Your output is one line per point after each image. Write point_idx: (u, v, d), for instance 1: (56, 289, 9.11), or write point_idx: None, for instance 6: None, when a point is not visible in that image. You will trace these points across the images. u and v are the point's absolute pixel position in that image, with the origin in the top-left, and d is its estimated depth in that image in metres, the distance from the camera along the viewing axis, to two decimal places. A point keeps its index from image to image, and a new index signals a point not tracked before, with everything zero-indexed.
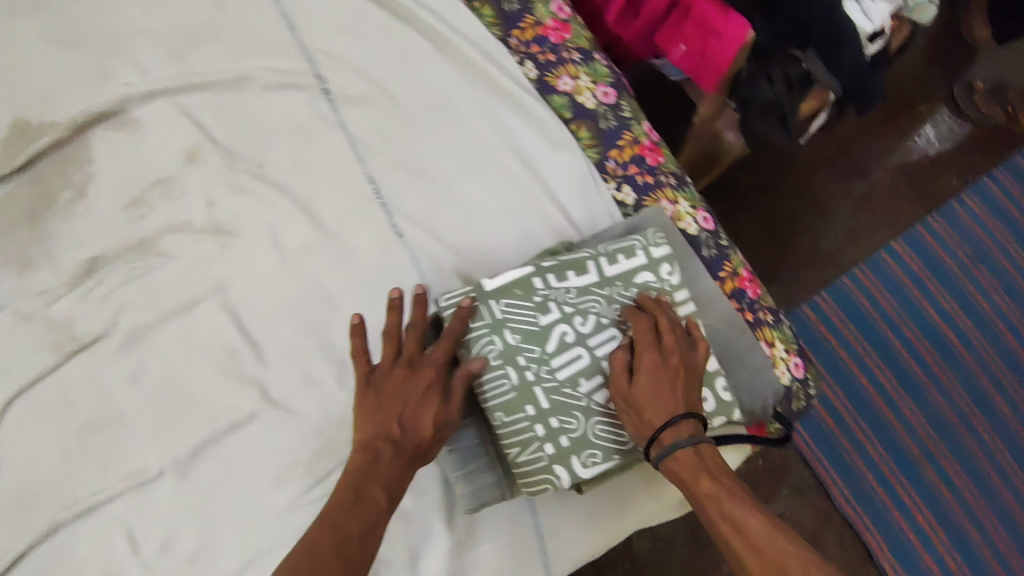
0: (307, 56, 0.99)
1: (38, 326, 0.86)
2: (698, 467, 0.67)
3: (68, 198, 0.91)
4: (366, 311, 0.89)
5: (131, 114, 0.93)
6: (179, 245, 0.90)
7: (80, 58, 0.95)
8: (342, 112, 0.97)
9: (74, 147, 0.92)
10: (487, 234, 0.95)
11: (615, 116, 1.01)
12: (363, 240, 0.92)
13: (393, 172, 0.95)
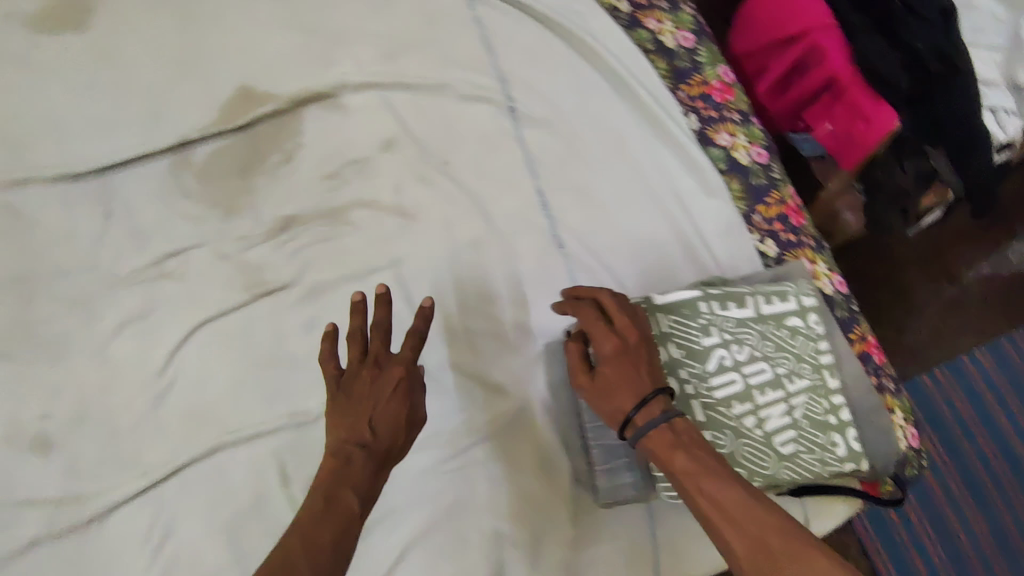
0: (499, 75, 1.10)
1: (234, 267, 0.96)
2: (669, 444, 0.69)
3: (277, 161, 1.02)
4: (520, 308, 0.97)
5: (343, 100, 1.05)
6: (364, 217, 0.99)
7: (306, 44, 1.08)
8: (522, 128, 1.07)
9: (289, 118, 1.04)
10: (638, 259, 1.02)
11: (766, 177, 1.10)
12: (525, 244, 1.01)
13: (559, 189, 1.05)
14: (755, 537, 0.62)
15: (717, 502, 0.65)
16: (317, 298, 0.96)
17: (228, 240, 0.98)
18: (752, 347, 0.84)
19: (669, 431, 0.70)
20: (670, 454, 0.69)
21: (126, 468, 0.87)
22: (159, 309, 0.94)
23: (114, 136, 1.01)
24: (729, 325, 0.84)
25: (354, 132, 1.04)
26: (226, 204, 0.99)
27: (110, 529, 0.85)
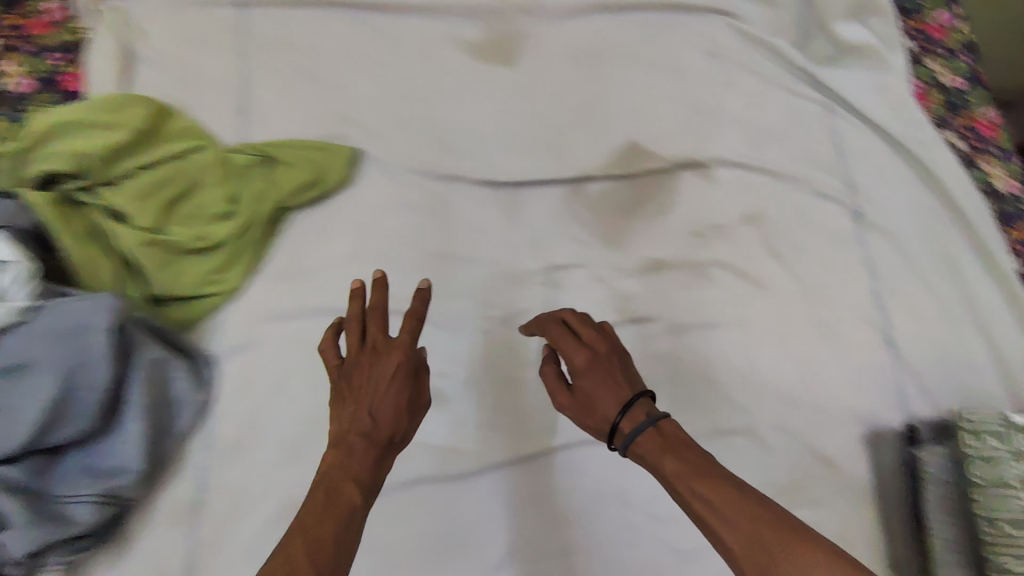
0: (749, 72, 0.91)
1: (397, 241, 0.79)
2: (655, 437, 0.55)
3: (465, 126, 0.85)
4: (753, 352, 0.77)
5: (553, 71, 0.88)
6: (567, 211, 0.82)
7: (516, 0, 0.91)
8: (776, 139, 0.88)
9: (485, 81, 0.87)
10: (915, 316, 0.82)
11: (1016, 207, 0.90)
12: (770, 276, 0.81)
13: (820, 218, 0.85)
14: (335, 550, 0.49)
15: (331, 492, 0.52)
16: (518, 262, 0.80)
17: (418, 175, 0.82)
18: None
19: (648, 434, 0.55)
20: (339, 459, 0.54)
21: (251, 426, 0.71)
22: (297, 274, 0.77)
23: (393, 74, 0.87)
24: None
25: (626, 95, 0.88)
26: (430, 138, 0.84)
27: (196, 535, 0.67)
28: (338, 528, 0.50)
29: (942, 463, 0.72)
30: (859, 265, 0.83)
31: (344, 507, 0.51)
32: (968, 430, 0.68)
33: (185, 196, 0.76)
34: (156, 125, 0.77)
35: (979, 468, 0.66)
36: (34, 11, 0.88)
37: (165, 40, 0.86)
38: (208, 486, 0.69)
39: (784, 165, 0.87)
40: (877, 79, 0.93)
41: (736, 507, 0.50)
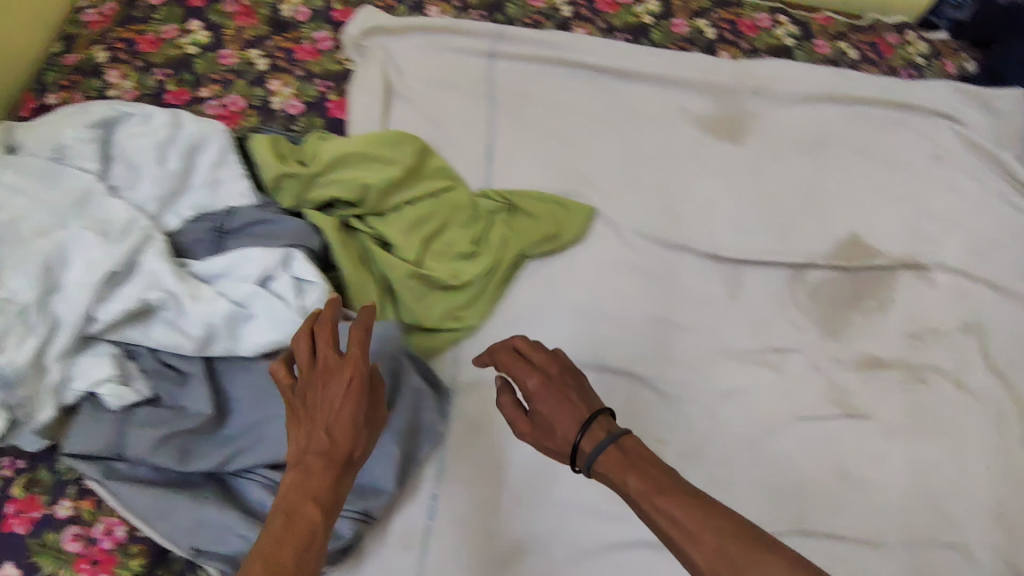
0: (968, 180, 0.93)
1: (624, 302, 0.82)
2: (619, 456, 0.54)
3: (689, 200, 0.89)
4: (966, 464, 0.78)
5: (773, 157, 0.92)
6: (785, 295, 0.85)
7: (744, 83, 0.95)
8: (994, 248, 0.89)
9: (711, 158, 0.91)
10: None
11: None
12: (985, 388, 0.81)
13: None
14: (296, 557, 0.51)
15: (290, 515, 0.52)
16: (737, 338, 0.82)
17: (648, 239, 0.85)
18: None
19: (615, 453, 0.55)
20: (298, 481, 0.54)
21: (480, 462, 0.75)
22: (532, 321, 0.81)
23: (628, 138, 0.91)
24: None
25: (849, 187, 0.91)
26: (662, 207, 0.87)
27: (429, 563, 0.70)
28: (317, 536, 0.53)
29: None
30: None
31: (308, 528, 0.52)
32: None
33: (436, 234, 0.81)
34: (418, 163, 0.83)
35: None
36: (302, 37, 0.93)
37: (419, 79, 0.92)
38: (435, 514, 0.72)
39: (1004, 278, 0.87)
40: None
41: (725, 537, 0.49)
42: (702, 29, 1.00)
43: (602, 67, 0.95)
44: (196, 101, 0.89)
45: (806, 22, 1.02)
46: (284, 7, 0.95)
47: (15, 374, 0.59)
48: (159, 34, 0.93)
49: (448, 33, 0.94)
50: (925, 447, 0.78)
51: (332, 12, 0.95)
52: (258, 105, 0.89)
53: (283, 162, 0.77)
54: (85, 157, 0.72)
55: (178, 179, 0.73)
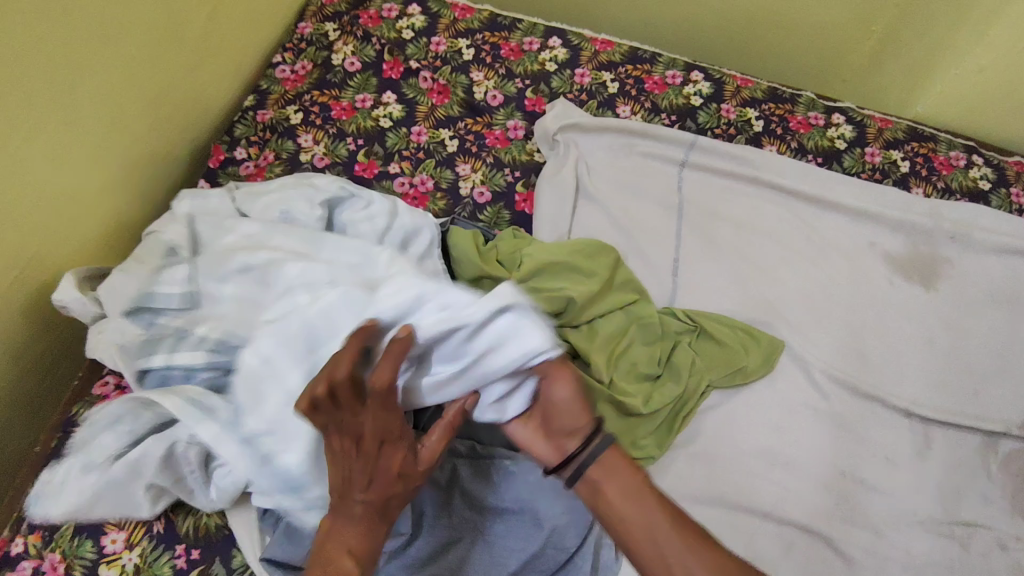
0: None
1: (807, 449, 0.78)
2: (617, 463, 0.59)
3: (877, 345, 0.85)
4: None
5: (966, 308, 0.88)
6: (979, 463, 0.79)
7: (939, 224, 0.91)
8: None
9: (900, 301, 0.88)
10: None
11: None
12: None
13: None
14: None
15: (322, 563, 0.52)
16: (924, 506, 0.76)
17: (836, 383, 0.81)
18: None
19: (612, 456, 0.59)
20: (338, 527, 0.53)
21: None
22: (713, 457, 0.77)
23: (815, 269, 0.88)
24: None
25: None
26: (849, 350, 0.84)
27: None
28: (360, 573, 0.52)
29: None
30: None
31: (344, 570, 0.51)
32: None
33: (625, 351, 0.78)
34: (613, 275, 0.80)
35: None
36: (494, 123, 0.93)
37: (609, 182, 0.91)
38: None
39: None
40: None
41: (682, 542, 0.54)
42: (895, 161, 0.96)
43: (793, 191, 0.92)
44: (386, 175, 0.88)
45: (1001, 166, 0.98)
46: (478, 89, 0.95)
47: (301, 472, 0.57)
48: (354, 102, 0.93)
49: (640, 137, 0.93)
50: None
51: (524, 100, 0.95)
52: (446, 187, 0.88)
53: (486, 263, 0.76)
54: None
55: None
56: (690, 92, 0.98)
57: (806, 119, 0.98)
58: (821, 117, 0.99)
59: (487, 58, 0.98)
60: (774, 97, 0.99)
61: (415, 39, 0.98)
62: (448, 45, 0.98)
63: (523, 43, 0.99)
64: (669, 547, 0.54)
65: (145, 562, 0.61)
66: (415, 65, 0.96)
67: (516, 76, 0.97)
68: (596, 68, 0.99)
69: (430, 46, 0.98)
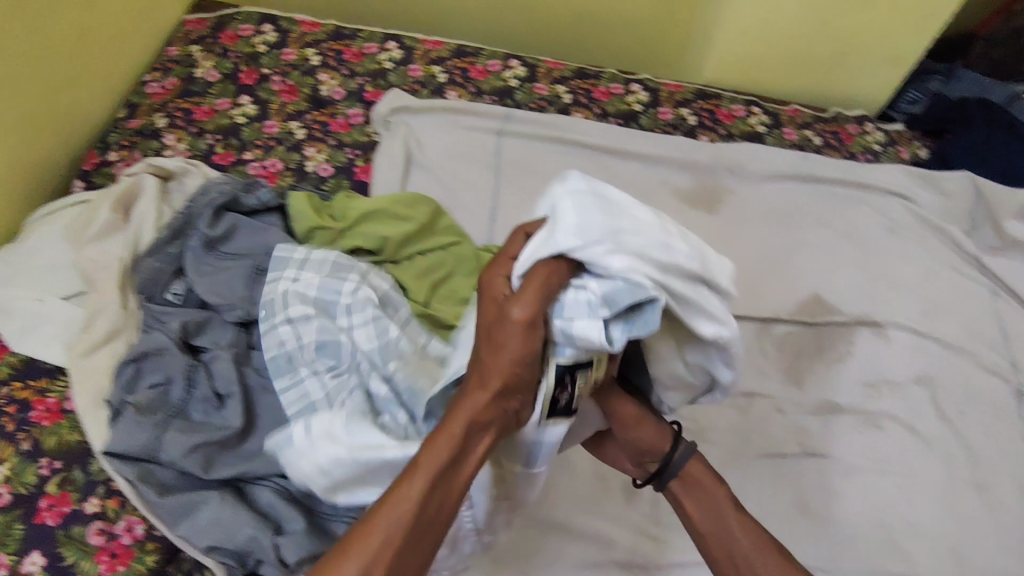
0: (917, 253, 1.05)
1: None
2: (702, 476, 0.68)
3: None
4: (906, 507, 0.86)
5: (744, 227, 1.05)
6: (755, 345, 0.94)
7: (717, 163, 1.09)
8: (936, 317, 1.00)
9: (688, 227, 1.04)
10: None
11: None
12: (928, 435, 0.91)
13: (978, 391, 0.95)
14: (376, 552, 0.49)
15: (445, 444, 0.54)
16: None
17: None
18: None
19: (696, 468, 0.69)
20: (463, 403, 0.55)
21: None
22: None
23: None
24: None
25: (814, 254, 1.03)
26: None
27: None
28: (410, 533, 0.51)
29: None
30: (1019, 442, 0.93)
31: (452, 442, 0.54)
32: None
33: (444, 279, 0.91)
34: (431, 219, 0.94)
35: None
36: (337, 113, 1.08)
37: (438, 150, 1.06)
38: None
39: (953, 338, 0.98)
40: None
41: (762, 556, 0.63)
42: (684, 116, 1.15)
43: (594, 145, 1.08)
44: (240, 162, 1.02)
45: (775, 112, 1.17)
46: (323, 88, 1.11)
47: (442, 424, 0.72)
48: (213, 106, 1.08)
49: (463, 114, 1.09)
50: (873, 486, 0.87)
51: (364, 93, 1.11)
52: (294, 167, 1.02)
53: (317, 216, 0.90)
54: (147, 219, 0.84)
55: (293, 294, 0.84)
56: (508, 76, 1.16)
57: (607, 89, 1.16)
58: (620, 87, 1.17)
59: (332, 62, 1.14)
60: (581, 75, 1.17)
61: (268, 52, 1.15)
62: (297, 54, 1.15)
63: (362, 49, 1.16)
64: (755, 567, 0.63)
65: (14, 473, 0.72)
66: (267, 72, 1.12)
67: (358, 75, 1.13)
68: (427, 63, 1.16)
69: (281, 57, 1.14)
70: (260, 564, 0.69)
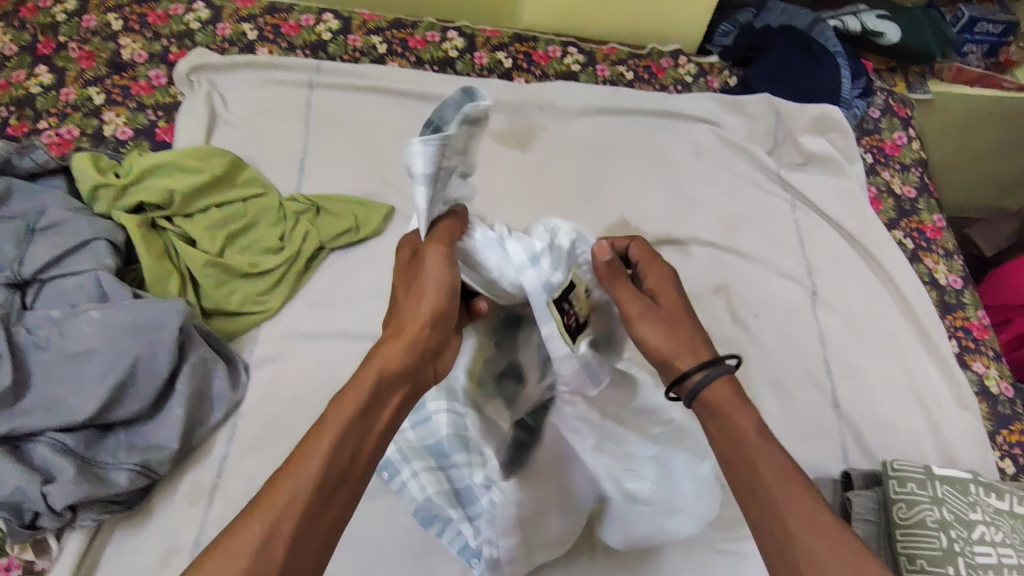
0: (718, 170, 1.10)
1: None
2: (727, 396, 0.59)
3: (482, 201, 1.03)
4: None
5: (553, 160, 1.08)
6: None
7: (527, 101, 1.11)
8: (736, 230, 1.06)
9: (500, 163, 1.07)
10: (851, 386, 0.96)
11: (957, 298, 1.05)
12: (723, 338, 0.96)
13: (771, 295, 1.01)
14: (284, 504, 0.48)
15: (364, 405, 0.53)
16: None
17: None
18: (1002, 537, 0.78)
19: (724, 385, 0.59)
20: (380, 360, 0.54)
21: (266, 427, 0.82)
22: (330, 303, 0.91)
23: None
24: (989, 507, 0.80)
25: (622, 182, 1.07)
26: None
27: (209, 509, 0.77)
28: (320, 486, 0.49)
29: (870, 505, 0.81)
30: (811, 339, 0.98)
31: (358, 395, 0.53)
32: (893, 477, 0.79)
33: (243, 231, 0.92)
34: (230, 172, 0.94)
35: (902, 512, 0.77)
36: (138, 76, 1.07)
37: (245, 107, 1.06)
38: (224, 473, 0.79)
39: (750, 248, 1.04)
40: (839, 184, 1.12)
41: (789, 489, 0.54)
42: (500, 59, 1.16)
43: (405, 91, 1.10)
44: (34, 131, 1.00)
45: (590, 51, 1.20)
46: (125, 52, 1.09)
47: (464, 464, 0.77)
48: (7, 78, 1.05)
49: (270, 68, 1.08)
50: None
51: (168, 55, 1.10)
52: (91, 133, 1.01)
53: (102, 174, 0.89)
54: None
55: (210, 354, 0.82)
56: (320, 29, 1.15)
57: (423, 38, 1.16)
58: (436, 35, 1.17)
59: (135, 26, 1.12)
60: (397, 25, 1.17)
61: (68, 20, 1.12)
62: (99, 21, 1.12)
63: (168, 10, 1.14)
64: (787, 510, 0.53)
65: None
66: (65, 40, 1.09)
67: (162, 37, 1.11)
68: (236, 21, 1.14)
69: (82, 24, 1.11)
70: (39, 516, 0.71)
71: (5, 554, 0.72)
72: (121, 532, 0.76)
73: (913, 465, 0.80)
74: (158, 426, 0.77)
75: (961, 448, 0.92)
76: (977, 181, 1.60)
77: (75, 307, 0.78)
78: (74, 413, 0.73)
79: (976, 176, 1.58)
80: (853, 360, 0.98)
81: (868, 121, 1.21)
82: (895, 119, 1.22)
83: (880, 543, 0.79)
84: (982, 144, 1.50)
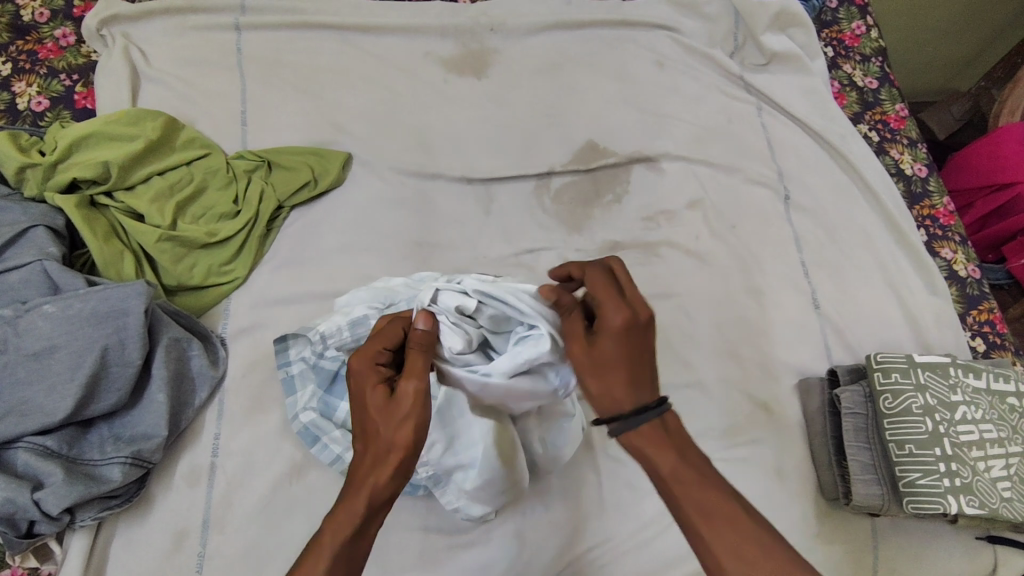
0: (682, 78, 1.07)
1: (385, 232, 0.90)
2: (651, 444, 0.52)
3: (443, 139, 0.98)
4: (687, 321, 0.91)
5: (512, 84, 1.03)
6: (529, 203, 0.96)
7: (477, 23, 1.04)
8: (706, 138, 1.03)
9: (456, 94, 1.01)
10: (830, 286, 0.97)
11: (922, 187, 1.07)
12: (702, 254, 0.96)
13: (746, 203, 1.00)
14: None
15: (352, 537, 0.50)
16: (487, 250, 0.92)
17: (400, 173, 0.94)
18: (979, 414, 0.81)
19: (644, 434, 0.52)
20: (358, 480, 0.52)
21: (255, 399, 0.79)
22: (301, 265, 0.87)
23: (378, 87, 0.99)
24: (968, 387, 0.83)
25: (584, 103, 1.03)
26: (415, 145, 0.97)
27: (211, 489, 0.75)
28: None
29: (858, 400, 0.84)
30: (788, 243, 0.99)
31: (339, 524, 0.51)
32: (877, 369, 0.82)
33: (191, 198, 0.86)
34: (166, 135, 0.87)
35: (889, 402, 0.80)
36: (44, 39, 0.96)
37: (172, 63, 0.96)
38: (220, 451, 0.77)
39: (721, 158, 1.02)
40: (803, 82, 1.09)
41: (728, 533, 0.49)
42: None
43: (343, 26, 1.01)
44: None
45: None
46: (25, 12, 0.97)
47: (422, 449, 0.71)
48: None
49: (190, 14, 0.99)
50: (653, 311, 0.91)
51: (72, 9, 0.98)
52: (4, 109, 0.91)
53: (25, 154, 0.80)
54: None
55: (206, 374, 0.78)
56: None
57: None
58: None
59: None
60: None
61: None
62: None
63: None
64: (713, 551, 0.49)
65: None
66: None
67: None
68: None
69: None
70: (35, 524, 0.68)
71: (7, 565, 0.71)
72: (124, 526, 0.73)
73: (897, 357, 0.82)
74: (143, 416, 0.73)
75: (935, 332, 0.95)
76: (927, 66, 1.57)
77: (26, 302, 0.72)
78: (48, 417, 0.68)
79: (929, 60, 1.55)
80: (830, 260, 0.99)
81: (826, 13, 1.17)
82: (853, 7, 1.18)
83: (869, 434, 0.82)
84: (934, 28, 1.48)
